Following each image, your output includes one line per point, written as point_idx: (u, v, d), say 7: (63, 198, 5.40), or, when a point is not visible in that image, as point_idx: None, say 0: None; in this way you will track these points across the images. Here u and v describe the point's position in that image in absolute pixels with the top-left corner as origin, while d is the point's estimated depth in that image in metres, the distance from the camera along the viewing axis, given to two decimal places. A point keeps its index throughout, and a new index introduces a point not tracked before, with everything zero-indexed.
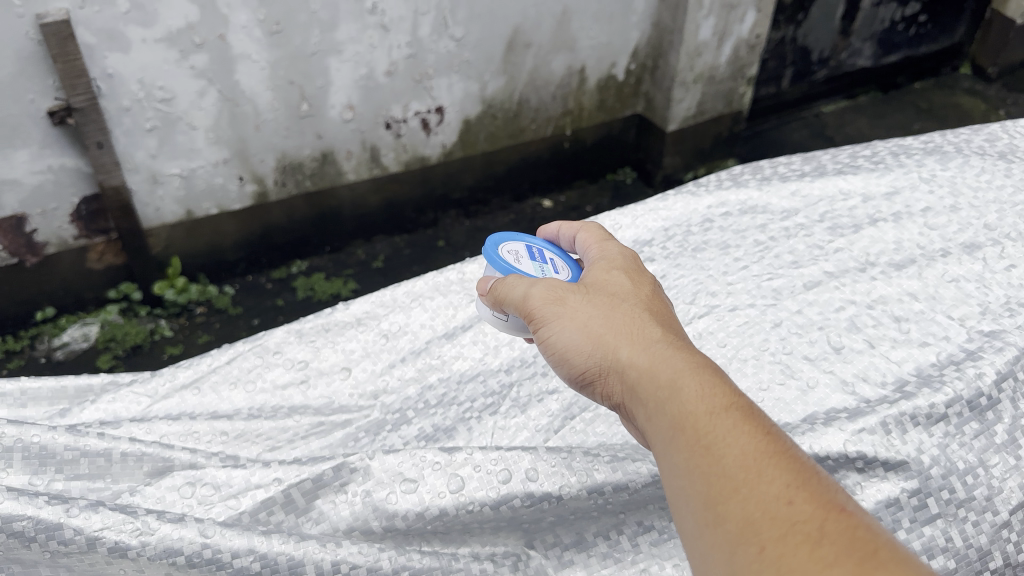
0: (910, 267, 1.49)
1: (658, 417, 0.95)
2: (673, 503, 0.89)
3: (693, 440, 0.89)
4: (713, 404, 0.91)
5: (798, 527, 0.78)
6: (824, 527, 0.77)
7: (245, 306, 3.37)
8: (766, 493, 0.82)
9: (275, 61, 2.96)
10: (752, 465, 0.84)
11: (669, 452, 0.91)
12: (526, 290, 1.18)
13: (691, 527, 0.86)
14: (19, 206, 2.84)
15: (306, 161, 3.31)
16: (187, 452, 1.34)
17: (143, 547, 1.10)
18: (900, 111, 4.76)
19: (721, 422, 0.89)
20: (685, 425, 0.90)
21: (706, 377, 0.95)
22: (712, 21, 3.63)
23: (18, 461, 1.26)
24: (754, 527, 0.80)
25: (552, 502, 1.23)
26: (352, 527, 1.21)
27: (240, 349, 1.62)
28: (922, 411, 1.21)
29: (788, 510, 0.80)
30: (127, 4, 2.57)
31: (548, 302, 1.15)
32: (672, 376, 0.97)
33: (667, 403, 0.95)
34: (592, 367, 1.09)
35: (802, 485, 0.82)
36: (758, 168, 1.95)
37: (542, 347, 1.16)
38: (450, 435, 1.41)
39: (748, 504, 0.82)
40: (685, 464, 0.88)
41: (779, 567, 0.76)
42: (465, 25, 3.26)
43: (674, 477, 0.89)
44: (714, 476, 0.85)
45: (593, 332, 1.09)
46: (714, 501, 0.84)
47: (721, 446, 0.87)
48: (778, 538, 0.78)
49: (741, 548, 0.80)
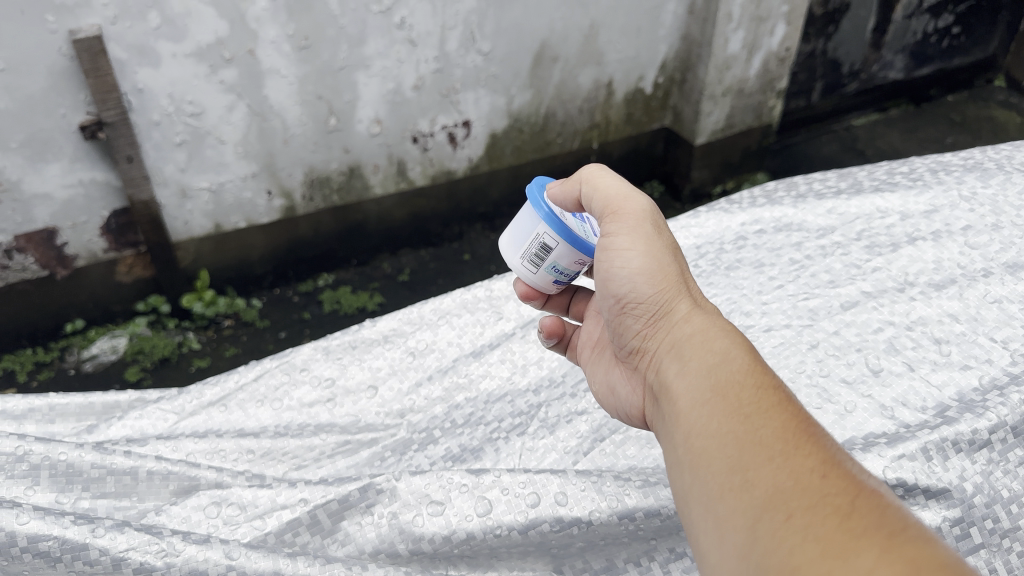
0: (951, 287, 1.45)
1: (703, 383, 0.92)
2: (700, 466, 0.86)
3: (736, 408, 0.86)
4: (762, 381, 0.88)
5: (829, 499, 0.73)
6: (856, 503, 0.72)
7: (271, 319, 3.37)
8: (800, 465, 0.77)
9: (304, 76, 2.97)
10: (791, 440, 0.80)
11: (707, 416, 0.88)
12: (628, 192, 1.17)
13: (717, 491, 0.82)
14: (51, 219, 2.86)
15: (333, 175, 3.32)
16: (213, 471, 1.33)
17: (168, 568, 1.09)
18: (932, 123, 4.69)
19: (767, 397, 0.86)
20: (730, 392, 0.88)
21: (757, 353, 0.93)
22: (741, 34, 3.61)
23: (45, 480, 1.25)
24: (783, 496, 0.76)
25: (582, 528, 1.19)
26: (378, 549, 1.19)
27: (267, 366, 1.62)
28: (964, 436, 1.17)
29: (821, 482, 0.75)
30: (158, 20, 2.59)
31: (638, 218, 1.14)
32: (724, 345, 0.95)
33: (716, 369, 0.93)
34: (646, 304, 1.08)
35: (838, 466, 0.77)
36: (792, 184, 1.93)
37: (602, 268, 1.16)
38: (478, 456, 1.39)
39: (781, 472, 0.77)
40: (724, 428, 0.85)
41: (805, 534, 0.71)
42: (492, 39, 3.25)
43: (708, 440, 0.86)
44: (751, 443, 0.82)
45: (664, 265, 1.08)
46: (747, 465, 0.80)
47: (763, 418, 0.83)
48: (807, 507, 0.73)
49: (767, 515, 0.75)
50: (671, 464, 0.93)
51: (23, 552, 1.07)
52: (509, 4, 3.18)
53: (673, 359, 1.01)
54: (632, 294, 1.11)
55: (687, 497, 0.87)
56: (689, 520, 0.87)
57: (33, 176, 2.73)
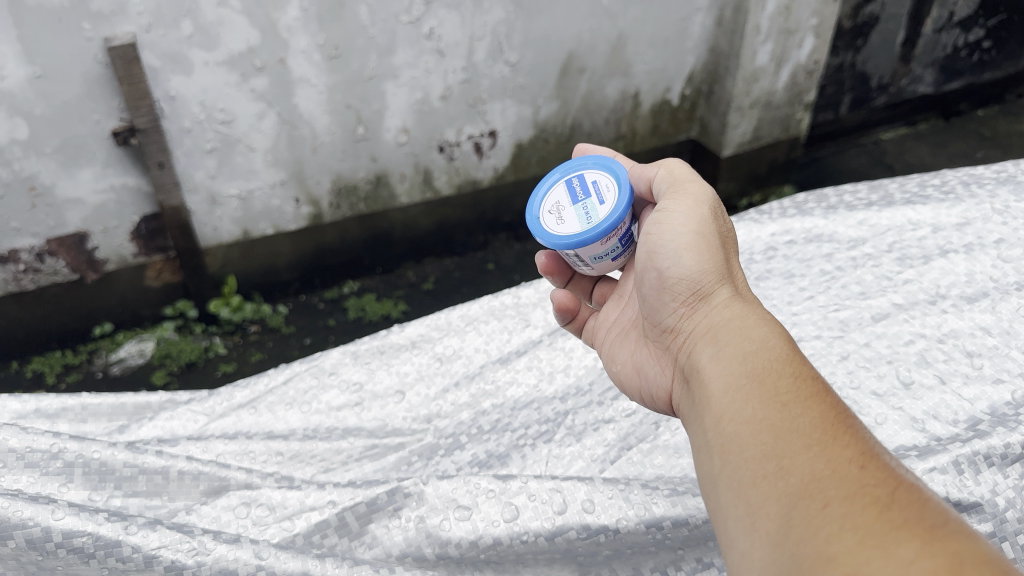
0: (983, 300, 1.44)
1: (739, 367, 0.94)
2: (730, 452, 0.86)
3: (772, 394, 0.86)
4: (797, 368, 0.89)
5: (869, 490, 0.73)
6: (895, 494, 0.73)
7: (297, 325, 3.39)
8: (838, 454, 0.78)
9: (333, 85, 3.00)
10: (829, 429, 0.81)
11: (739, 402, 0.89)
12: (691, 178, 1.23)
13: (750, 478, 0.82)
14: (82, 224, 2.91)
15: (360, 184, 3.35)
16: (243, 472, 1.35)
17: (199, 566, 1.09)
18: (963, 137, 4.64)
19: (801, 386, 0.87)
20: (765, 378, 0.89)
21: (795, 342, 0.95)
22: (769, 47, 3.61)
23: (78, 477, 1.27)
24: (820, 485, 0.76)
25: (609, 536, 1.19)
26: (405, 553, 1.20)
27: (296, 370, 1.64)
28: (996, 450, 1.16)
29: (858, 472, 0.76)
30: (191, 28, 2.63)
31: (696, 199, 1.18)
32: (760, 333, 0.97)
33: (752, 354, 0.94)
34: (686, 283, 1.12)
35: (876, 458, 0.78)
36: (822, 197, 1.92)
37: (649, 246, 1.20)
38: (504, 462, 1.39)
39: (818, 461, 0.78)
40: (759, 411, 0.86)
41: (842, 524, 0.71)
42: (520, 50, 3.27)
43: (740, 426, 0.87)
44: (787, 432, 0.82)
45: (711, 246, 1.12)
46: (782, 453, 0.81)
47: (800, 407, 0.84)
48: (845, 497, 0.73)
49: (803, 503, 0.76)
50: (699, 449, 0.94)
51: (58, 548, 1.08)
52: (537, 14, 3.19)
53: (712, 339, 1.03)
54: (675, 272, 1.14)
55: (715, 482, 0.88)
56: (716, 505, 0.87)
57: (66, 182, 2.78)
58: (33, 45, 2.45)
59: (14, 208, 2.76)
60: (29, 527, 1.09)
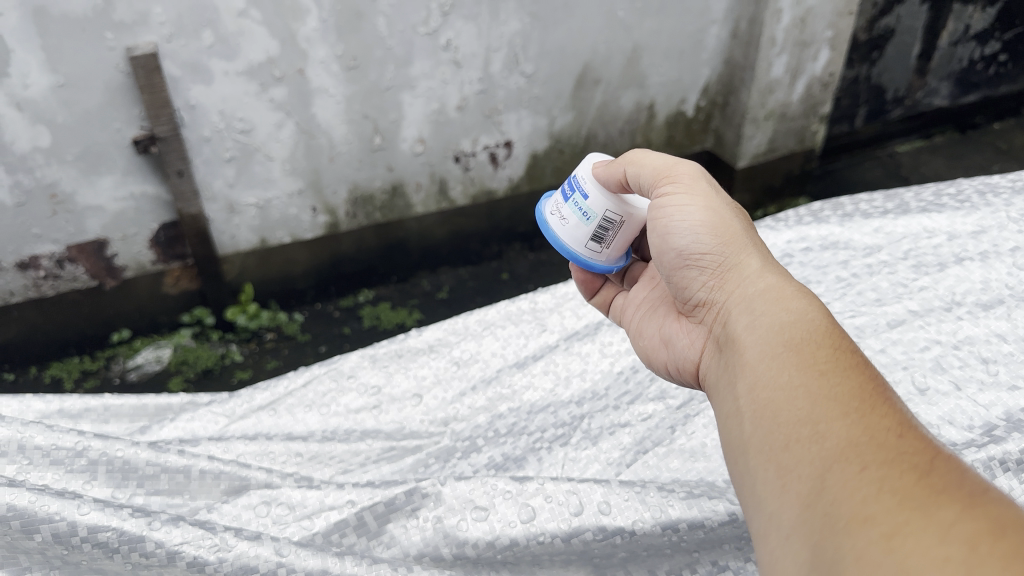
0: (998, 307, 1.45)
1: (776, 338, 0.93)
2: (764, 417, 0.86)
3: (811, 363, 0.86)
4: (839, 341, 0.89)
5: (907, 456, 0.71)
6: (934, 463, 0.71)
7: (313, 333, 3.41)
8: (876, 423, 0.76)
9: (350, 95, 3.04)
10: (867, 398, 0.79)
11: (775, 369, 0.89)
12: (672, 162, 1.24)
13: (783, 443, 0.81)
14: (102, 231, 2.95)
15: (376, 194, 3.38)
16: (263, 472, 1.37)
17: (221, 563, 1.10)
18: (979, 150, 4.64)
19: (841, 357, 0.86)
20: (804, 348, 0.88)
21: (833, 316, 0.94)
22: (785, 59, 3.64)
23: (102, 475, 1.28)
24: (858, 449, 0.74)
25: (625, 537, 1.20)
26: (423, 553, 1.20)
27: (316, 372, 1.66)
28: (1012, 456, 1.16)
29: (897, 441, 0.74)
30: (211, 38, 2.67)
31: (693, 178, 1.21)
32: (798, 306, 0.96)
33: (787, 325, 0.94)
34: (709, 262, 1.13)
35: (914, 429, 0.76)
36: (837, 205, 1.93)
37: (659, 228, 1.21)
38: (520, 465, 1.41)
39: (854, 427, 0.76)
40: (796, 378, 0.85)
41: (880, 486, 0.69)
42: (536, 61, 3.30)
43: (775, 392, 0.86)
44: (824, 399, 0.81)
45: (725, 222, 1.15)
46: (817, 419, 0.79)
47: (838, 376, 0.83)
48: (883, 461, 0.71)
49: (838, 465, 0.74)
50: (730, 415, 0.93)
51: (83, 542, 1.09)
52: (553, 26, 3.23)
53: (745, 312, 1.02)
54: (699, 244, 1.15)
55: (745, 446, 0.87)
56: (745, 469, 0.87)
57: (87, 189, 2.82)
58: (56, 54, 2.49)
59: (35, 214, 2.80)
60: (56, 521, 1.09)
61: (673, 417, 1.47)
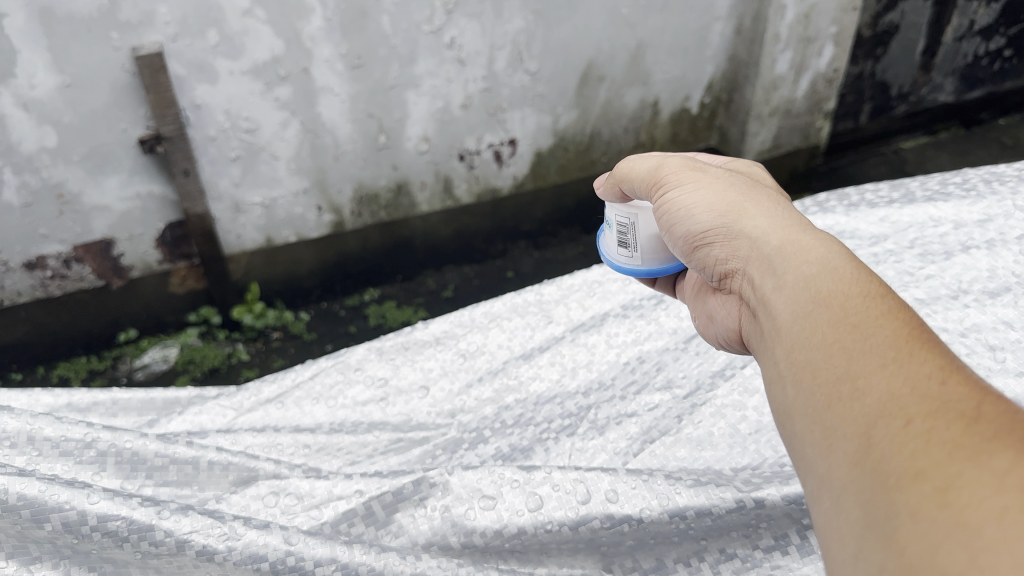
0: (1005, 295, 1.46)
1: (800, 294, 0.81)
2: (803, 379, 0.73)
3: (841, 315, 0.73)
4: (869, 288, 0.75)
5: (952, 403, 0.59)
6: (983, 407, 0.58)
7: (319, 332, 3.41)
8: (916, 371, 0.64)
9: (356, 94, 3.05)
10: (906, 345, 0.67)
11: (809, 329, 0.76)
12: (660, 161, 1.19)
13: (824, 404, 0.68)
14: (108, 231, 2.96)
15: (381, 192, 3.39)
16: (271, 463, 1.37)
17: (230, 551, 1.10)
18: (984, 145, 4.63)
19: (875, 304, 0.73)
20: (833, 300, 0.75)
21: (861, 261, 0.81)
22: (789, 55, 3.64)
23: (111, 467, 1.28)
24: (900, 402, 0.62)
25: (632, 525, 1.21)
26: (430, 542, 1.21)
27: (323, 365, 1.67)
28: None
29: (941, 388, 0.61)
30: (217, 38, 2.68)
31: (681, 170, 1.14)
32: (818, 253, 0.83)
33: (811, 276, 0.81)
34: (715, 234, 1.03)
35: (960, 372, 0.63)
36: (843, 196, 1.93)
37: (668, 215, 1.13)
38: (527, 455, 1.41)
39: (893, 378, 0.64)
40: (828, 336, 0.72)
41: (928, 439, 0.57)
42: (540, 59, 3.31)
43: (811, 352, 0.73)
44: (860, 351, 0.68)
45: (724, 193, 1.04)
46: (857, 374, 0.66)
47: (872, 325, 0.70)
48: (928, 412, 0.59)
49: (882, 421, 0.61)
50: (769, 381, 0.80)
51: (93, 531, 1.08)
52: (556, 24, 3.23)
53: (761, 268, 0.90)
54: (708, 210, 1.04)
55: (788, 412, 0.74)
56: (790, 437, 0.74)
57: (93, 188, 2.83)
58: (62, 54, 2.51)
59: (42, 215, 2.81)
60: (65, 511, 1.08)
61: (680, 407, 1.47)
